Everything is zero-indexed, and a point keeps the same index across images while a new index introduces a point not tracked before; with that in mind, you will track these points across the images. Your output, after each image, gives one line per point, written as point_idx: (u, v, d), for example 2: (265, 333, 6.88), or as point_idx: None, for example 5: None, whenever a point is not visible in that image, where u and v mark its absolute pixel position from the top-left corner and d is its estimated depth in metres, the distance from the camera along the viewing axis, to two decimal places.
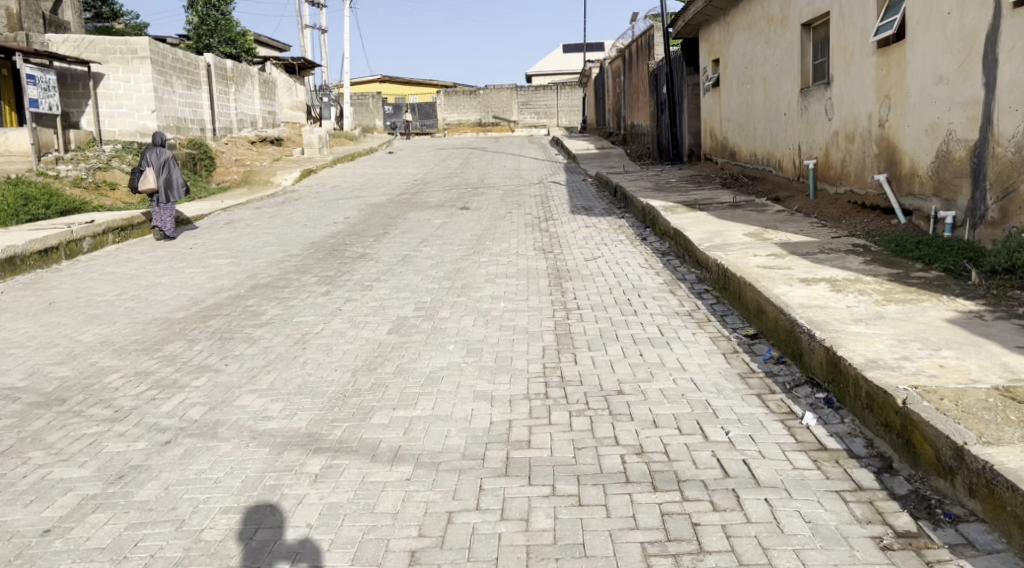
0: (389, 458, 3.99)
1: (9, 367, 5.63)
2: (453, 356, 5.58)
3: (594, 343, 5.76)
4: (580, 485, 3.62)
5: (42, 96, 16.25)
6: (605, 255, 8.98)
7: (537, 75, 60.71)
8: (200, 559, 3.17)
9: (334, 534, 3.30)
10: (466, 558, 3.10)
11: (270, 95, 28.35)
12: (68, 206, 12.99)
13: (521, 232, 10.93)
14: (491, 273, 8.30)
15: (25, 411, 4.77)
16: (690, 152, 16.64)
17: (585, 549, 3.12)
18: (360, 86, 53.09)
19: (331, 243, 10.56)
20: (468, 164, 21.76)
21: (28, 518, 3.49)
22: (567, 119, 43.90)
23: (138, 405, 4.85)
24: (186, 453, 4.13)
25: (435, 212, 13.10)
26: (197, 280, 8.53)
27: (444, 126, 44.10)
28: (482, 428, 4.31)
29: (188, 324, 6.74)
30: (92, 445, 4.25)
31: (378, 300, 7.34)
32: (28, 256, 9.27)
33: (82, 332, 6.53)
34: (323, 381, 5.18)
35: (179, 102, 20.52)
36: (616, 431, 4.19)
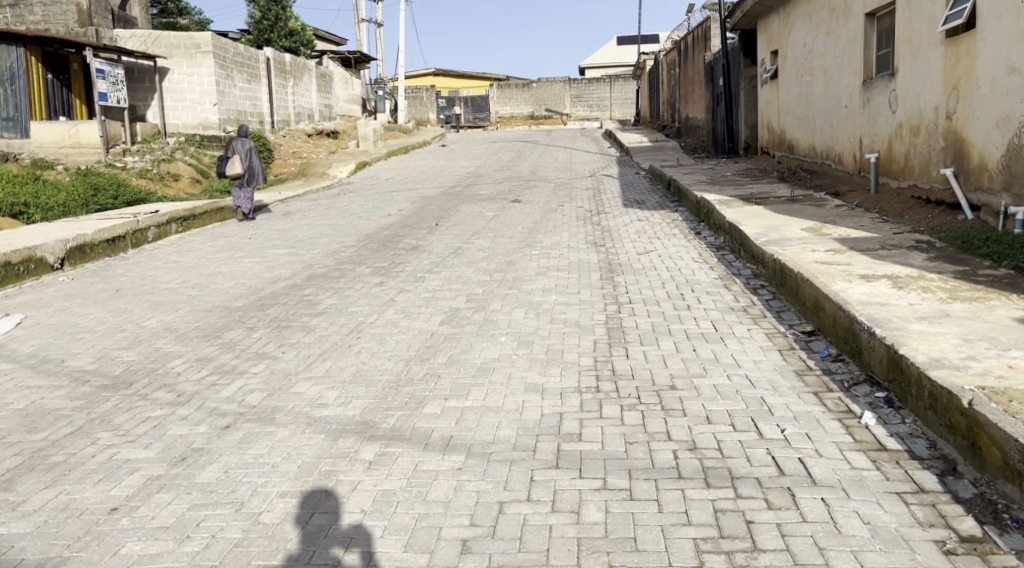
0: (441, 446, 4.03)
1: (79, 351, 5.82)
2: (504, 349, 5.60)
3: (646, 337, 5.73)
4: (632, 479, 3.61)
5: (111, 90, 16.83)
6: (658, 249, 8.91)
7: (590, 69, 60.49)
8: (259, 541, 3.23)
9: (388, 521, 3.35)
10: (517, 548, 3.11)
11: (327, 89, 28.75)
12: (135, 196, 13.36)
13: (573, 225, 10.90)
14: (543, 266, 8.30)
15: (94, 393, 4.93)
16: (746, 145, 16.37)
17: (636, 543, 3.11)
18: (414, 80, 53.52)
19: (385, 234, 10.69)
20: (520, 157, 21.80)
21: (96, 496, 3.61)
22: (621, 111, 43.25)
23: (200, 389, 4.99)
24: (245, 438, 4.23)
25: (487, 205, 13.15)
26: (256, 270, 8.71)
27: (497, 119, 44.25)
28: (533, 419, 4.33)
29: (247, 312, 6.89)
30: (157, 427, 4.38)
31: (430, 291, 7.39)
32: (96, 245, 9.57)
33: (147, 318, 6.73)
34: (377, 370, 5.26)
35: (240, 95, 20.94)
36: (668, 425, 4.17)
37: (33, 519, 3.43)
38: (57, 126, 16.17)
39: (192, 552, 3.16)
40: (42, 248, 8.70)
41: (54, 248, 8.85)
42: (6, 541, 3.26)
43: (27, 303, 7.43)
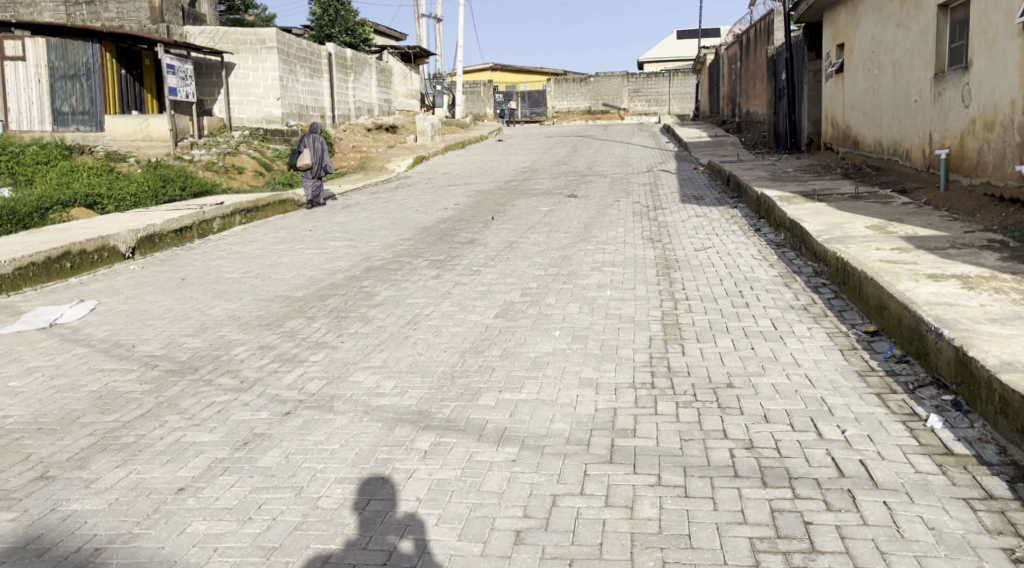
0: (495, 438, 4.06)
1: (148, 337, 6.01)
2: (559, 343, 5.60)
3: (703, 334, 5.67)
4: (687, 476, 3.59)
5: (180, 85, 17.27)
6: (716, 246, 8.80)
7: (649, 63, 59.99)
8: (317, 525, 3.30)
9: (442, 509, 3.39)
10: (570, 541, 3.12)
11: (386, 83, 29.06)
12: (202, 188, 13.68)
13: (629, 220, 10.83)
14: (598, 261, 8.28)
15: (162, 378, 5.09)
16: (809, 140, 16.03)
17: (690, 540, 3.09)
18: (472, 75, 53.73)
19: (442, 228, 10.78)
20: (576, 152, 21.76)
21: (165, 476, 3.73)
22: (680, 106, 42.75)
23: (261, 376, 5.11)
24: (305, 425, 4.32)
25: (543, 199, 13.14)
26: (316, 261, 8.86)
27: (554, 114, 44.18)
28: (587, 413, 4.33)
29: (308, 302, 7.03)
30: (221, 412, 4.50)
31: (485, 285, 7.43)
32: (165, 235, 9.85)
33: (212, 307, 6.90)
34: (433, 361, 5.32)
35: (303, 90, 21.31)
36: (725, 423, 4.13)
37: (105, 496, 3.55)
38: (130, 120, 16.71)
39: (254, 533, 3.25)
40: (114, 237, 8.98)
41: (125, 237, 9.12)
42: (82, 516, 3.39)
43: (100, 290, 7.69)
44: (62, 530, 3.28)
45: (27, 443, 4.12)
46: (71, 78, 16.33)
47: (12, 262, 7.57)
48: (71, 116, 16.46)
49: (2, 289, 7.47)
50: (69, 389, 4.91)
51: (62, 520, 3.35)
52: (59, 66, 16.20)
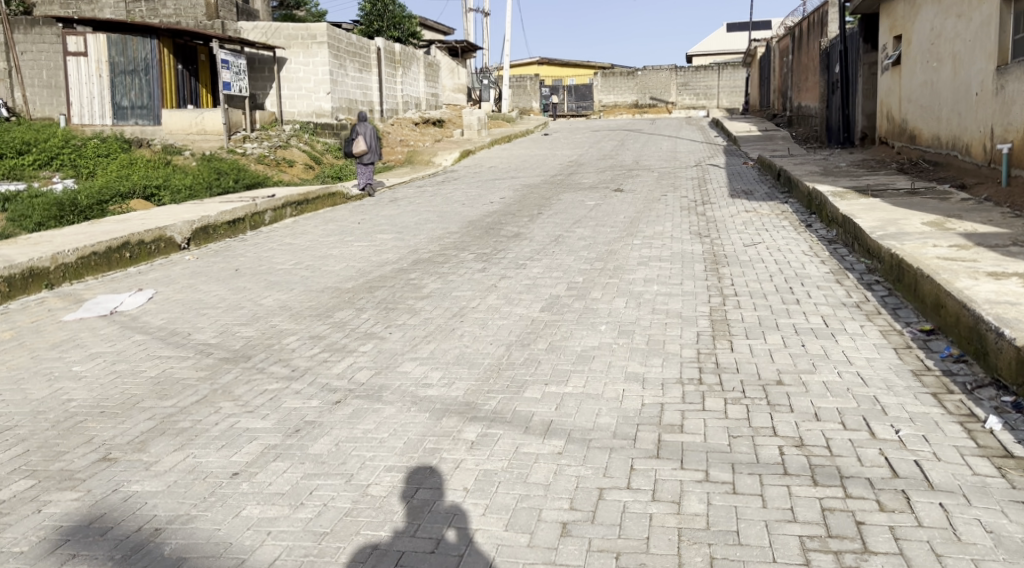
0: (542, 430, 4.08)
1: (203, 325, 6.15)
2: (605, 337, 5.59)
3: (752, 331, 5.61)
4: (735, 473, 3.56)
5: (234, 80, 17.56)
6: (766, 241, 8.70)
7: (698, 56, 59.37)
8: (367, 512, 3.36)
9: (489, 500, 3.42)
10: (617, 534, 3.13)
11: (434, 77, 29.20)
12: (254, 180, 13.89)
13: (677, 215, 10.75)
14: (644, 255, 8.23)
15: (216, 365, 5.21)
16: (863, 134, 15.70)
17: (739, 537, 3.07)
18: (518, 69, 53.68)
19: (488, 222, 10.82)
20: (623, 146, 21.64)
21: (220, 460, 3.83)
22: (729, 100, 42.20)
23: (312, 365, 5.21)
24: (355, 413, 4.39)
25: (589, 194, 13.12)
26: (365, 253, 8.98)
27: (600, 108, 43.99)
28: (633, 408, 4.32)
29: (357, 294, 7.12)
30: (273, 400, 4.59)
31: (531, 279, 7.44)
32: (219, 226, 10.06)
33: (264, 297, 7.04)
34: (479, 353, 5.35)
35: (352, 84, 21.53)
36: (774, 420, 4.10)
37: (164, 479, 3.66)
38: (185, 113, 17.06)
39: (306, 518, 3.31)
40: (170, 228, 9.21)
41: (181, 228, 9.34)
42: (142, 497, 3.50)
43: (157, 279, 7.89)
44: (123, 510, 3.39)
45: (90, 426, 4.26)
46: (130, 74, 16.84)
47: (74, 252, 7.81)
48: (129, 110, 16.97)
49: (65, 278, 7.71)
50: (129, 374, 5.06)
51: (124, 501, 3.46)
52: (118, 61, 16.75)
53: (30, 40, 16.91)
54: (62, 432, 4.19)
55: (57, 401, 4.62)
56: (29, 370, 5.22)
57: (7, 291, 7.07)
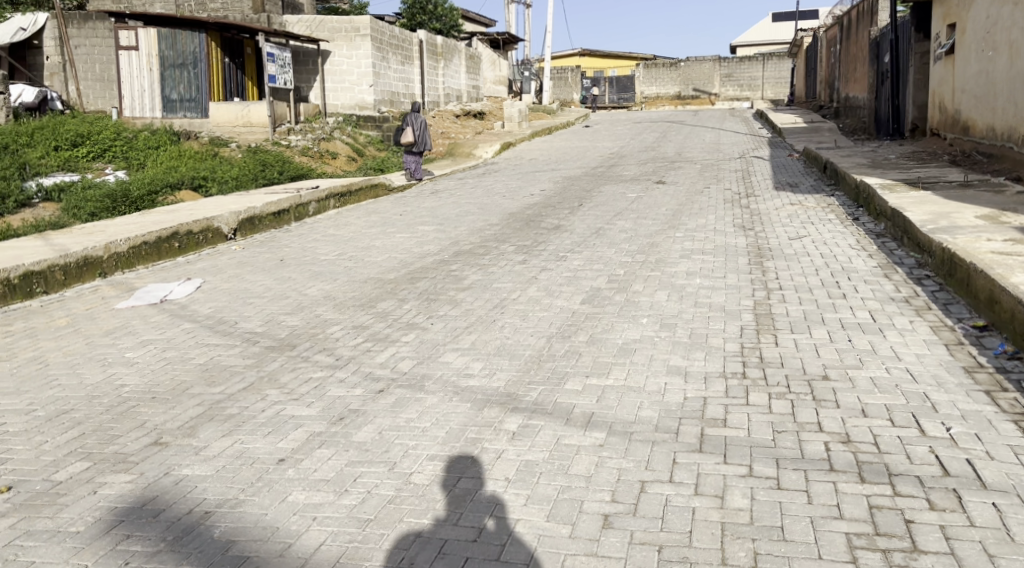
0: (583, 422, 4.08)
1: (249, 314, 6.27)
2: (646, 330, 5.57)
3: (797, 325, 5.55)
4: (780, 468, 3.53)
5: (279, 72, 17.76)
6: (811, 235, 8.57)
7: (742, 47, 58.59)
8: (410, 500, 3.39)
9: (531, 490, 3.43)
10: (659, 527, 3.12)
11: (475, 70, 29.23)
12: (298, 172, 14.05)
13: (720, 207, 10.64)
14: (687, 248, 8.17)
15: (262, 353, 5.30)
16: (913, 126, 15.37)
17: (784, 533, 3.05)
18: (560, 61, 53.49)
19: (528, 214, 10.81)
20: (665, 138, 21.46)
21: (267, 446, 3.90)
22: (773, 91, 41.53)
23: (356, 354, 5.27)
24: (397, 402, 4.44)
25: (631, 185, 13.06)
26: (407, 245, 9.04)
27: (642, 99, 43.65)
28: (676, 402, 4.30)
29: (399, 284, 7.18)
30: (318, 388, 4.66)
31: (572, 271, 7.43)
32: (264, 217, 10.21)
33: (308, 287, 7.13)
34: (519, 345, 5.36)
35: (394, 77, 21.65)
36: (819, 416, 4.05)
37: (213, 463, 3.74)
38: (232, 106, 17.32)
39: (350, 505, 3.36)
40: (217, 219, 9.38)
41: (228, 219, 9.50)
42: (192, 481, 3.58)
43: (204, 269, 8.04)
44: (175, 492, 3.48)
45: (142, 411, 4.36)
46: (179, 67, 17.17)
47: (126, 241, 7.99)
48: (178, 103, 17.31)
49: (117, 266, 7.90)
50: (178, 361, 5.17)
51: (175, 484, 3.55)
52: (168, 55, 17.07)
53: (84, 35, 17.80)
54: (116, 416, 4.31)
55: (111, 386, 4.75)
56: (85, 355, 5.37)
57: (63, 279, 7.28)
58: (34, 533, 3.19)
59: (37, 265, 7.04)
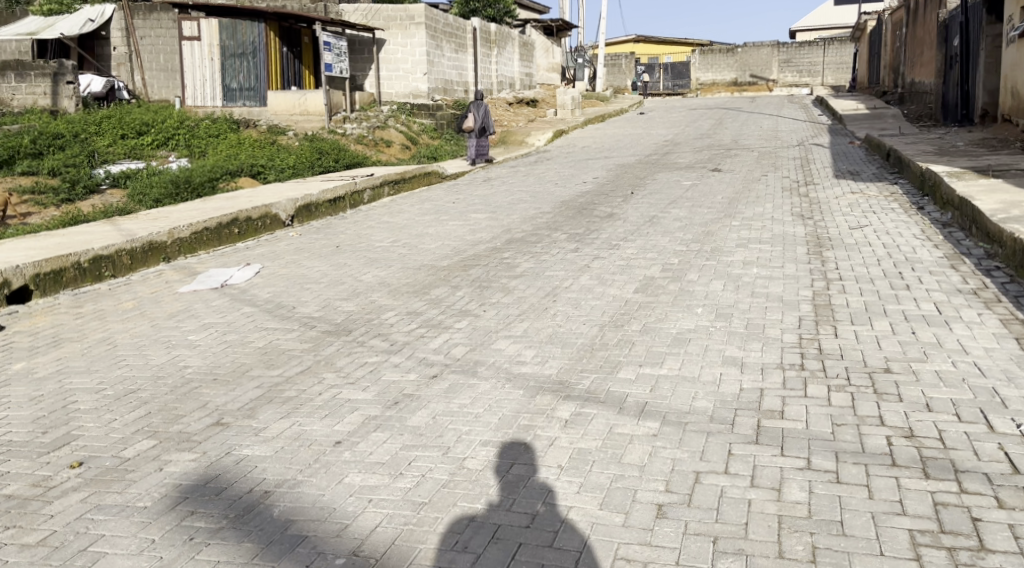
0: (636, 412, 4.06)
1: (306, 299, 6.37)
2: (701, 320, 5.51)
3: (858, 316, 5.43)
4: (839, 462, 3.47)
5: (335, 61, 17.87)
6: (873, 224, 8.37)
7: (801, 32, 57.27)
8: (463, 484, 3.43)
9: (583, 478, 3.44)
10: (714, 519, 3.09)
11: (529, 57, 29.15)
12: (354, 160, 14.19)
13: (778, 196, 10.45)
14: (744, 237, 8.04)
15: (319, 338, 5.40)
16: (983, 112, 14.89)
17: (843, 528, 3.00)
18: (614, 47, 53.00)
19: (581, 202, 10.76)
20: (721, 125, 21.12)
21: (324, 429, 3.97)
22: (834, 77, 40.51)
23: (410, 340, 5.33)
24: (451, 388, 4.47)
25: (686, 173, 12.91)
26: (460, 232, 9.09)
27: (698, 86, 42.99)
28: (732, 393, 4.25)
29: (452, 271, 7.22)
30: (373, 372, 4.74)
31: (625, 259, 7.39)
32: (321, 204, 10.37)
33: (363, 273, 7.21)
34: (572, 333, 5.36)
35: (448, 65, 21.70)
36: (881, 410, 3.96)
37: (272, 444, 3.82)
38: (290, 95, 17.48)
39: (405, 488, 3.40)
40: (276, 206, 9.55)
41: (285, 206, 9.66)
42: (252, 461, 3.67)
43: (263, 255, 8.19)
44: (236, 472, 3.56)
45: (204, 392, 4.48)
46: (240, 57, 17.57)
47: (188, 227, 8.19)
48: (238, 92, 17.71)
49: (180, 251, 8.10)
50: (238, 344, 5.29)
51: (236, 463, 3.64)
52: (229, 45, 17.54)
53: (148, 25, 18.18)
54: (179, 396, 4.43)
55: (175, 367, 4.89)
56: (150, 337, 5.52)
57: (129, 264, 7.49)
58: (104, 507, 3.31)
59: (106, 249, 7.26)
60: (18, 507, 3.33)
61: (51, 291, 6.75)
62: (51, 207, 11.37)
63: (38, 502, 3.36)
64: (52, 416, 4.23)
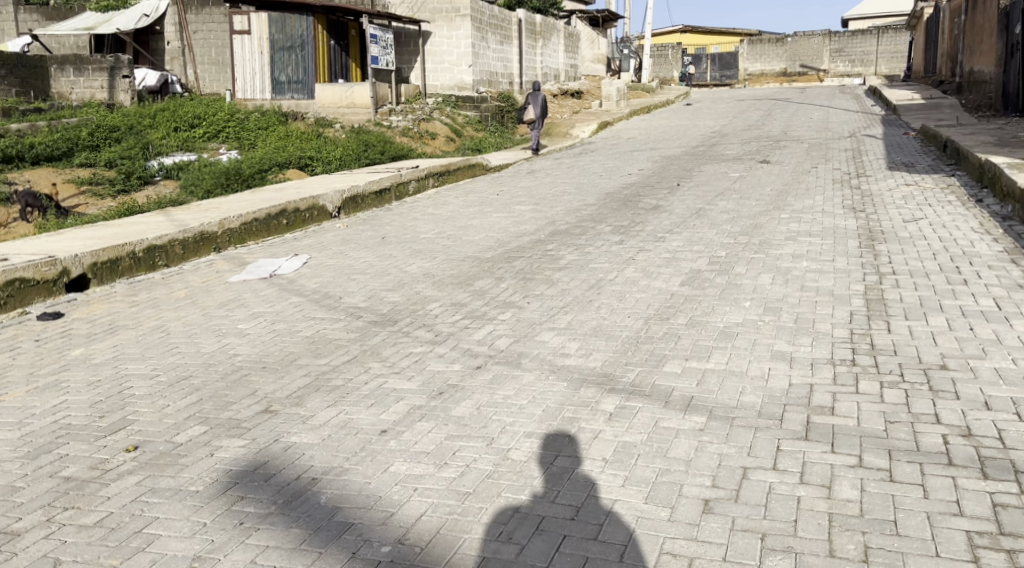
0: (682, 406, 4.02)
1: (353, 289, 6.43)
2: (749, 313, 5.43)
3: (912, 311, 5.31)
4: (892, 460, 3.40)
5: (381, 54, 17.93)
6: (928, 217, 8.15)
7: (854, 20, 55.99)
8: (508, 475, 3.43)
9: (628, 471, 3.41)
10: (762, 515, 3.05)
11: (574, 48, 29.02)
12: (399, 152, 14.28)
13: (828, 188, 10.25)
14: (793, 230, 7.90)
15: (366, 327, 5.45)
16: None
17: (897, 527, 2.93)
18: (661, 38, 52.48)
19: (626, 194, 10.67)
20: (769, 116, 20.76)
21: (370, 418, 4.01)
22: (888, 66, 39.52)
23: (454, 331, 5.34)
24: (494, 379, 4.48)
25: (733, 165, 12.74)
26: (504, 224, 9.08)
27: (746, 76, 42.40)
28: (781, 388, 4.18)
29: (496, 263, 7.21)
30: (418, 362, 4.77)
31: (671, 252, 7.32)
32: (367, 196, 10.45)
33: (408, 265, 7.25)
34: (617, 326, 5.32)
35: (493, 57, 21.68)
36: (937, 407, 3.86)
37: (319, 432, 3.87)
38: (337, 88, 17.63)
39: (450, 477, 3.42)
40: (323, 198, 9.63)
41: (332, 198, 9.75)
42: (300, 448, 3.72)
43: (310, 245, 8.29)
44: (284, 458, 3.62)
45: (254, 379, 4.56)
46: (288, 50, 17.68)
47: (238, 218, 8.32)
48: (287, 85, 17.84)
49: (231, 242, 8.24)
50: (286, 333, 5.36)
51: (284, 450, 3.69)
52: (278, 39, 17.63)
53: (201, 20, 18.49)
54: (230, 383, 4.51)
55: (225, 355, 4.98)
56: (201, 325, 5.63)
57: (182, 254, 7.65)
58: (158, 490, 3.38)
59: (159, 239, 7.41)
60: (76, 488, 3.43)
61: (108, 280, 6.92)
62: (108, 199, 11.63)
63: (95, 484, 3.45)
64: (109, 400, 4.34)
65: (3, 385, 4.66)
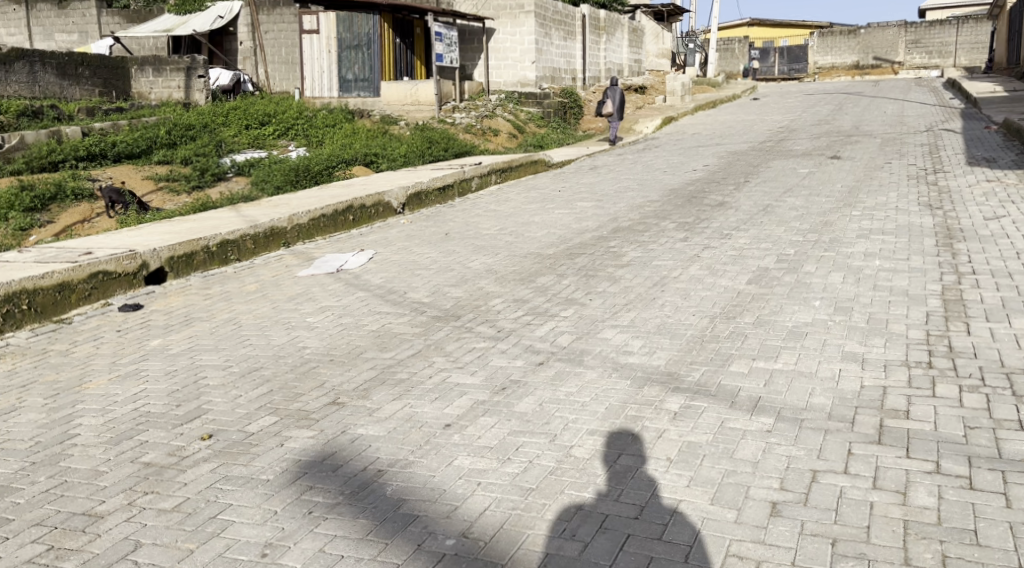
0: (749, 407, 3.95)
1: (416, 285, 6.49)
2: (818, 313, 5.31)
3: (994, 313, 5.11)
4: (972, 467, 3.28)
5: (446, 51, 18.05)
6: (1011, 215, 7.84)
7: (931, 9, 54.13)
8: (570, 472, 3.42)
9: (693, 472, 3.37)
10: (833, 520, 2.98)
11: (637, 44, 28.73)
12: (463, 150, 14.32)
13: (903, 184, 9.94)
14: (865, 227, 7.69)
15: (429, 322, 5.49)
16: None
17: (977, 537, 2.83)
18: (727, 32, 51.59)
19: (690, 190, 10.53)
20: (841, 110, 20.21)
21: (434, 411, 4.05)
22: (968, 58, 38.09)
23: (517, 327, 5.35)
24: (558, 375, 4.48)
25: (802, 160, 12.45)
26: (566, 221, 9.05)
27: (815, 70, 41.22)
28: (852, 390, 4.07)
29: (558, 260, 7.20)
30: (481, 357, 4.79)
31: (737, 249, 7.19)
32: (431, 192, 10.54)
33: (471, 260, 7.29)
34: (681, 324, 5.26)
35: (557, 52, 21.65)
36: (1020, 413, 3.71)
37: (384, 425, 3.92)
38: (403, 86, 17.84)
39: (513, 473, 3.42)
40: (388, 194, 9.75)
41: (397, 194, 9.86)
42: (366, 440, 3.77)
43: (376, 241, 8.41)
44: (351, 450, 3.67)
45: (322, 371, 4.65)
46: (355, 49, 17.97)
47: (307, 214, 8.48)
48: (353, 83, 18.16)
49: (300, 237, 8.41)
50: (353, 327, 5.45)
51: (351, 442, 3.75)
52: (345, 37, 17.89)
53: (273, 20, 18.92)
54: (298, 375, 4.61)
55: (294, 348, 5.08)
56: (271, 318, 5.76)
57: (253, 248, 7.83)
58: (231, 478, 3.47)
59: (232, 235, 7.61)
60: (154, 474, 3.54)
61: (184, 273, 7.13)
62: (183, 195, 11.97)
63: (173, 470, 3.56)
64: (185, 389, 4.48)
65: (87, 373, 4.84)
